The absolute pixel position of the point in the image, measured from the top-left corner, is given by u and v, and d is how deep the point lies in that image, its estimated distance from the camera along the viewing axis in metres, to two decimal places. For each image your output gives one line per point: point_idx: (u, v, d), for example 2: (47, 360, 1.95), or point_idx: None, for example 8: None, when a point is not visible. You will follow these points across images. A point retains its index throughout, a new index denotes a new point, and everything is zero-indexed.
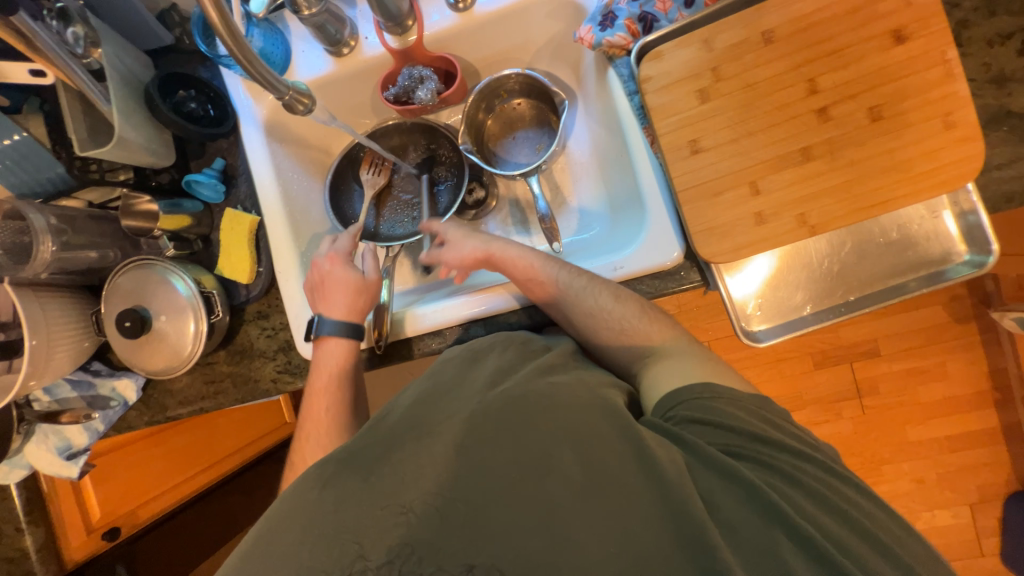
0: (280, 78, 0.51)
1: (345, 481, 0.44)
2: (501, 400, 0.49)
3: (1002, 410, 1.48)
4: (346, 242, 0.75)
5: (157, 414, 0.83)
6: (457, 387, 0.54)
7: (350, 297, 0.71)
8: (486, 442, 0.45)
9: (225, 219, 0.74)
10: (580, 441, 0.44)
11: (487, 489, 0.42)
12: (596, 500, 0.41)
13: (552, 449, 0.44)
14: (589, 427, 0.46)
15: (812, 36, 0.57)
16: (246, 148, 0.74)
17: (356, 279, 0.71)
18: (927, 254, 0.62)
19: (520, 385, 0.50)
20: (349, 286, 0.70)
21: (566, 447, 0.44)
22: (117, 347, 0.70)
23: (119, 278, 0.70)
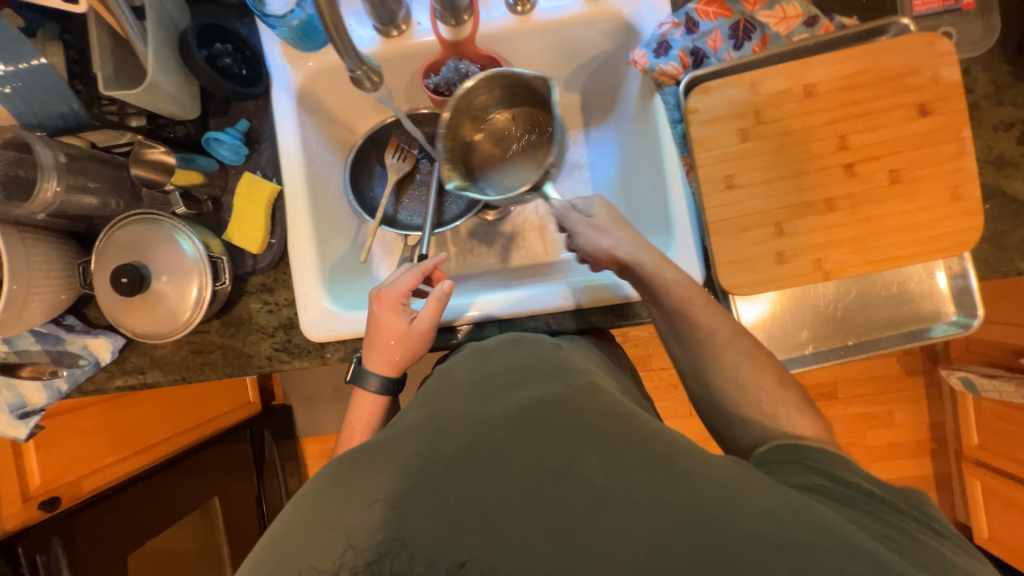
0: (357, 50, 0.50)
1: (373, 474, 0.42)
2: (518, 398, 0.47)
3: (936, 458, 1.62)
4: (406, 282, 0.67)
5: (132, 378, 0.77)
6: (473, 385, 0.53)
7: (392, 347, 0.67)
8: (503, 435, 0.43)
9: (243, 182, 0.70)
10: (600, 437, 0.42)
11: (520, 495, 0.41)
12: (624, 506, 0.38)
13: (571, 442, 0.42)
14: (613, 430, 0.43)
15: (848, 96, 0.61)
16: (275, 113, 0.71)
17: (402, 327, 0.66)
18: (920, 310, 0.67)
19: (539, 385, 0.50)
20: (393, 333, 0.67)
21: (585, 443, 0.41)
22: (104, 304, 0.65)
23: (115, 232, 0.65)
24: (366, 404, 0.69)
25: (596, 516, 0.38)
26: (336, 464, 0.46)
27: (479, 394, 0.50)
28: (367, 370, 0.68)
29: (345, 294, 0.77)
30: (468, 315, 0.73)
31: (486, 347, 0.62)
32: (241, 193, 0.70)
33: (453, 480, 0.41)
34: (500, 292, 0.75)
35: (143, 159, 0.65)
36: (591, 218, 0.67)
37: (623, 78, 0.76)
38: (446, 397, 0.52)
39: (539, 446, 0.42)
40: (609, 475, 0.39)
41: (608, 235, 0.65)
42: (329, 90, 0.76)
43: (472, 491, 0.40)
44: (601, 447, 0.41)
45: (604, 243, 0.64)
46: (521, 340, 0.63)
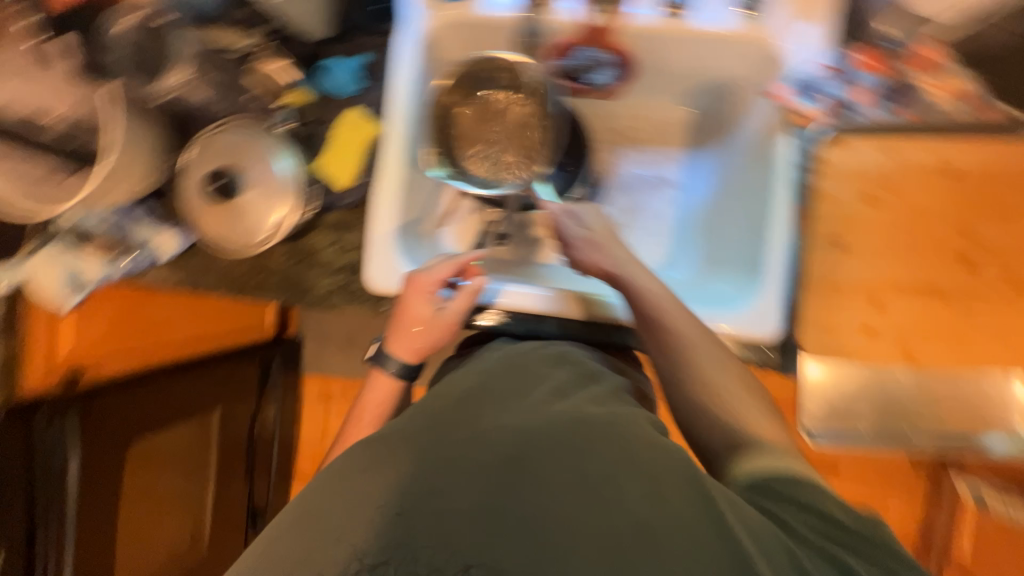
0: None
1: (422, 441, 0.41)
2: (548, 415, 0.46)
3: None
4: (444, 267, 0.66)
5: (190, 279, 0.77)
6: (502, 385, 0.52)
7: (416, 334, 0.65)
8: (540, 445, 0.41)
9: (348, 116, 0.70)
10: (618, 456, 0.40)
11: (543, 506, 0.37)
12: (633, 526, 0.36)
13: (613, 468, 0.39)
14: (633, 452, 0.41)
15: (988, 187, 0.59)
16: (396, 55, 0.70)
17: (429, 314, 0.65)
18: (991, 418, 0.65)
19: (571, 406, 0.48)
20: (418, 319, 0.65)
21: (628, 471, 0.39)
22: (193, 204, 0.66)
23: (219, 135, 0.66)
24: (375, 389, 0.66)
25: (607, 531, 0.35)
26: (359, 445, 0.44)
27: (516, 403, 0.49)
28: (388, 354, 0.66)
29: (414, 252, 0.75)
30: (498, 302, 0.71)
31: (526, 358, 0.61)
32: (343, 124, 0.70)
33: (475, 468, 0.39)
34: (524, 286, 0.73)
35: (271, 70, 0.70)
36: (587, 232, 0.67)
37: (747, 105, 0.72)
38: (479, 392, 0.51)
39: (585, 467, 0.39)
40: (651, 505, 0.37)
41: (600, 251, 0.65)
42: (451, 44, 0.72)
43: (501, 480, 0.38)
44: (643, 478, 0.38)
45: (594, 255, 0.65)
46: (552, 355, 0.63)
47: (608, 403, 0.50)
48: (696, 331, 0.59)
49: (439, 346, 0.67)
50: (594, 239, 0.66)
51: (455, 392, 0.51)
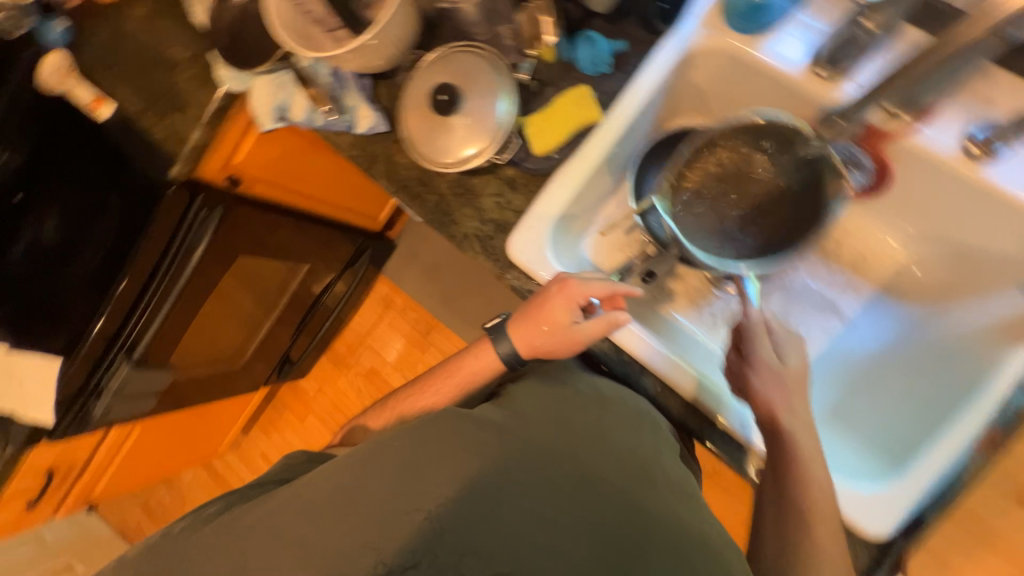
0: None
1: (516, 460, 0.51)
2: (601, 458, 0.56)
3: None
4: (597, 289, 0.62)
5: (363, 159, 0.82)
6: (582, 412, 0.59)
7: (539, 331, 0.63)
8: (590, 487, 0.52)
9: (576, 91, 0.69)
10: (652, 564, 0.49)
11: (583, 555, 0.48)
12: None
13: (643, 536, 0.50)
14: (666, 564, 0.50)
15: None
16: (657, 57, 0.67)
17: (562, 322, 0.62)
18: None
19: (622, 461, 0.57)
20: (549, 321, 0.62)
21: (659, 548, 0.50)
22: (411, 100, 0.70)
23: (459, 53, 0.69)
24: (475, 357, 0.67)
25: None
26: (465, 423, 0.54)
27: (584, 436, 0.57)
28: (505, 333, 0.66)
29: (561, 241, 0.74)
30: (622, 337, 0.66)
31: (614, 400, 0.62)
32: (568, 98, 0.69)
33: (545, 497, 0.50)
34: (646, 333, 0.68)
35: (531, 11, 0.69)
36: (783, 369, 0.60)
37: (986, 295, 0.67)
38: (563, 408, 0.59)
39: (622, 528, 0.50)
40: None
41: (784, 393, 0.59)
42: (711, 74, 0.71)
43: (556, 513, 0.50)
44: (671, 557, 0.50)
45: (777, 401, 0.59)
46: (641, 423, 0.62)
47: (659, 478, 0.57)
48: (810, 501, 0.55)
49: (557, 354, 0.64)
50: (782, 376, 0.60)
51: (544, 402, 0.59)
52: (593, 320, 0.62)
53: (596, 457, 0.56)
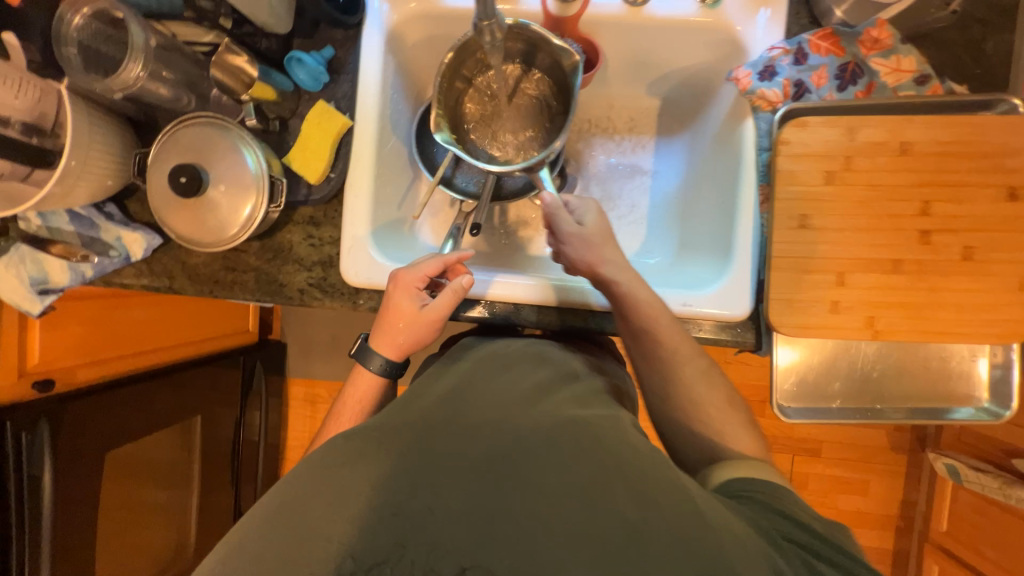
0: None
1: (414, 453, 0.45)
2: (537, 417, 0.49)
3: (899, 536, 1.65)
4: (429, 267, 0.66)
5: (158, 280, 0.76)
6: (493, 386, 0.55)
7: (399, 332, 0.65)
8: (534, 449, 0.45)
9: (315, 110, 0.69)
10: (599, 467, 0.44)
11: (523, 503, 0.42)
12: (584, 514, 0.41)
13: (598, 471, 0.44)
14: (613, 458, 0.45)
15: (944, 164, 0.60)
16: (362, 46, 0.69)
17: (413, 312, 0.65)
18: (953, 390, 0.67)
19: (556, 408, 0.51)
20: (403, 317, 0.65)
21: (616, 480, 0.43)
22: (157, 199, 0.64)
23: (180, 130, 0.64)
24: (358, 382, 0.66)
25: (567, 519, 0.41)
26: (355, 440, 0.47)
27: (505, 402, 0.52)
28: (371, 351, 0.66)
29: (390, 243, 0.75)
30: (492, 292, 0.73)
31: (511, 357, 0.62)
32: (311, 122, 0.69)
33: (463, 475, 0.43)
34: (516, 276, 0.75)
35: (235, 63, 0.63)
36: (583, 230, 0.66)
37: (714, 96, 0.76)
38: (470, 390, 0.54)
39: (573, 476, 0.43)
40: (642, 516, 0.41)
41: (593, 251, 0.65)
42: (418, 36, 0.74)
43: (479, 476, 0.43)
44: (632, 486, 0.43)
45: (587, 256, 0.65)
46: (535, 352, 0.65)
47: (591, 401, 0.54)
48: (658, 341, 0.63)
49: (423, 343, 0.67)
50: (586, 236, 0.65)
51: (442, 396, 0.53)
52: (441, 295, 0.65)
53: (527, 416, 0.50)
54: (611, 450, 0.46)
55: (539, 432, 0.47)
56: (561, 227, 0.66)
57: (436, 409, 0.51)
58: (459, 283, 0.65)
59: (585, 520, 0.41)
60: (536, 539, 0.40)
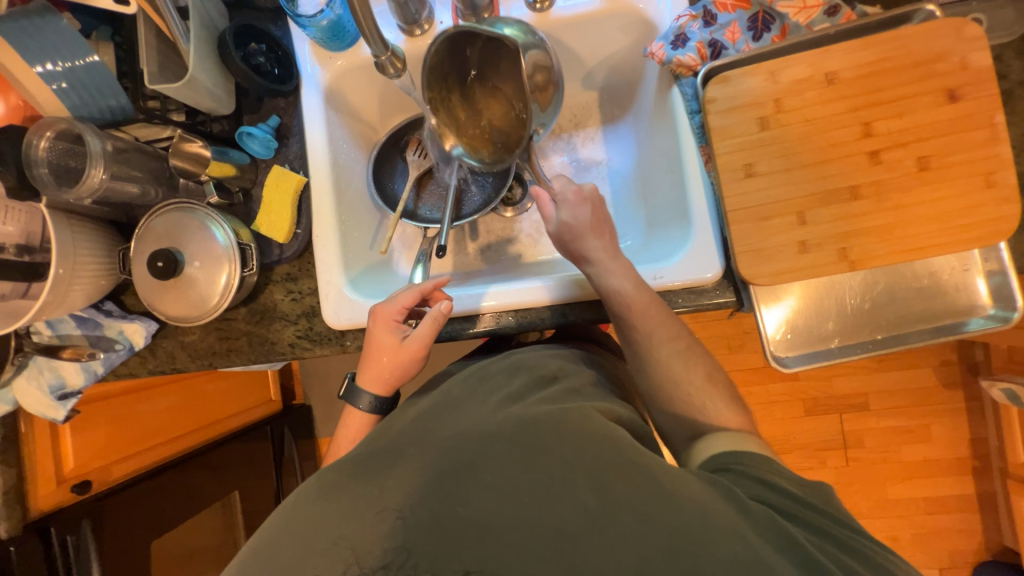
0: (381, 35, 0.51)
1: (402, 472, 0.46)
2: (506, 418, 0.50)
3: (979, 478, 1.53)
4: (406, 297, 0.68)
5: (163, 363, 0.80)
6: (468, 400, 0.57)
7: (384, 366, 0.67)
8: (501, 450, 0.46)
9: (273, 174, 0.74)
10: (579, 461, 0.44)
11: (506, 508, 0.42)
12: (564, 507, 0.42)
13: (573, 469, 0.43)
14: (595, 448, 0.45)
15: (873, 83, 0.60)
16: (303, 109, 0.75)
17: (395, 344, 0.67)
18: (954, 304, 0.64)
19: (533, 408, 0.52)
20: (385, 351, 0.67)
21: (584, 473, 0.43)
22: (142, 287, 0.69)
23: (154, 220, 0.69)
24: (354, 417, 0.68)
25: (550, 516, 0.42)
26: (331, 470, 0.49)
27: (480, 413, 0.53)
28: (360, 389, 0.68)
29: (367, 283, 0.79)
30: (485, 306, 0.73)
31: (487, 369, 0.63)
32: (270, 186, 0.74)
33: (450, 493, 0.44)
34: (509, 284, 0.74)
35: (194, 149, 0.67)
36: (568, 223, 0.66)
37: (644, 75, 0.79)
38: (445, 407, 0.56)
39: (541, 473, 0.44)
40: (609, 503, 0.42)
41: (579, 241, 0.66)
42: (354, 88, 0.80)
43: (463, 490, 0.44)
44: (598, 476, 0.43)
45: (575, 246, 0.67)
46: (517, 358, 0.65)
47: (563, 395, 0.55)
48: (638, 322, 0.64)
49: (409, 376, 0.68)
50: (577, 228, 0.66)
51: (417, 419, 0.55)
52: (418, 331, 0.67)
53: (496, 419, 0.50)
54: (579, 442, 0.46)
55: (507, 432, 0.48)
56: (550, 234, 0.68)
57: (412, 431, 0.52)
58: (436, 309, 0.66)
59: (551, 514, 0.42)
60: (516, 541, 0.41)
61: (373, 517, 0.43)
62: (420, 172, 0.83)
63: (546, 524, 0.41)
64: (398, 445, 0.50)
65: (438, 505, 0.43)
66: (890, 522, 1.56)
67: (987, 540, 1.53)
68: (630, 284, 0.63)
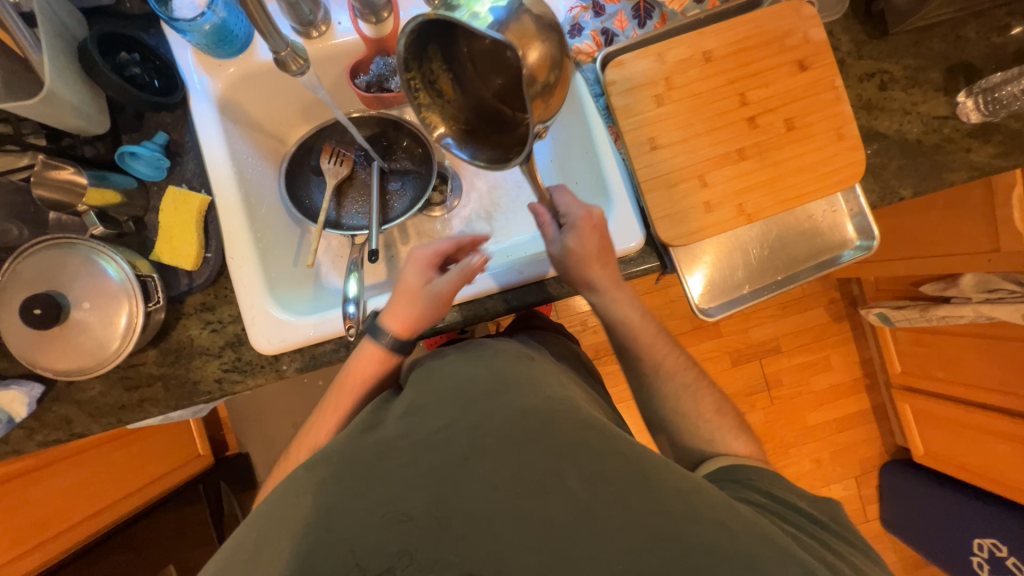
0: (280, 30, 0.48)
1: (400, 485, 0.50)
2: (501, 414, 0.56)
3: (871, 393, 1.80)
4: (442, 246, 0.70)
5: (55, 432, 0.68)
6: (454, 396, 0.61)
7: (405, 304, 0.66)
8: (494, 452, 0.52)
9: (167, 197, 0.66)
10: (568, 455, 0.52)
11: (502, 502, 0.49)
12: (554, 495, 0.49)
13: (559, 463, 0.51)
14: (580, 445, 0.53)
15: (740, 59, 0.69)
16: (195, 123, 0.68)
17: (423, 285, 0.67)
18: (829, 241, 0.76)
19: (518, 404, 0.58)
20: (412, 288, 0.67)
21: (570, 467, 0.51)
22: (14, 343, 0.58)
23: (21, 264, 0.58)
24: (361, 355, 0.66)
25: (540, 502, 0.49)
26: (320, 467, 0.54)
27: (467, 407, 0.58)
28: (384, 326, 0.66)
29: (295, 301, 0.74)
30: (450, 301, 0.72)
31: (462, 354, 0.70)
32: (167, 208, 0.66)
33: (449, 502, 0.49)
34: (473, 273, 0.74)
35: (65, 177, 0.59)
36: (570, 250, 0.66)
37: None
38: (431, 406, 0.60)
39: (528, 469, 0.51)
40: (590, 491, 0.49)
41: (578, 272, 0.67)
42: (251, 97, 0.74)
43: (461, 496, 0.49)
44: (582, 468, 0.51)
45: (580, 275, 0.67)
46: (485, 347, 0.72)
47: (543, 390, 0.62)
48: (635, 335, 0.72)
49: (435, 320, 0.68)
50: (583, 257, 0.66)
51: (397, 425, 0.58)
52: (453, 273, 0.66)
53: (486, 418, 0.56)
54: (565, 436, 0.54)
55: (501, 433, 0.54)
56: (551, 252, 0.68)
57: (394, 441, 0.55)
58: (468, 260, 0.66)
59: (541, 502, 0.49)
60: (508, 524, 0.47)
61: (378, 530, 0.47)
62: (338, 180, 0.81)
63: (535, 508, 0.48)
64: (390, 462, 0.53)
65: (442, 516, 0.48)
66: (813, 446, 1.78)
67: (885, 444, 1.81)
68: (628, 315, 0.71)
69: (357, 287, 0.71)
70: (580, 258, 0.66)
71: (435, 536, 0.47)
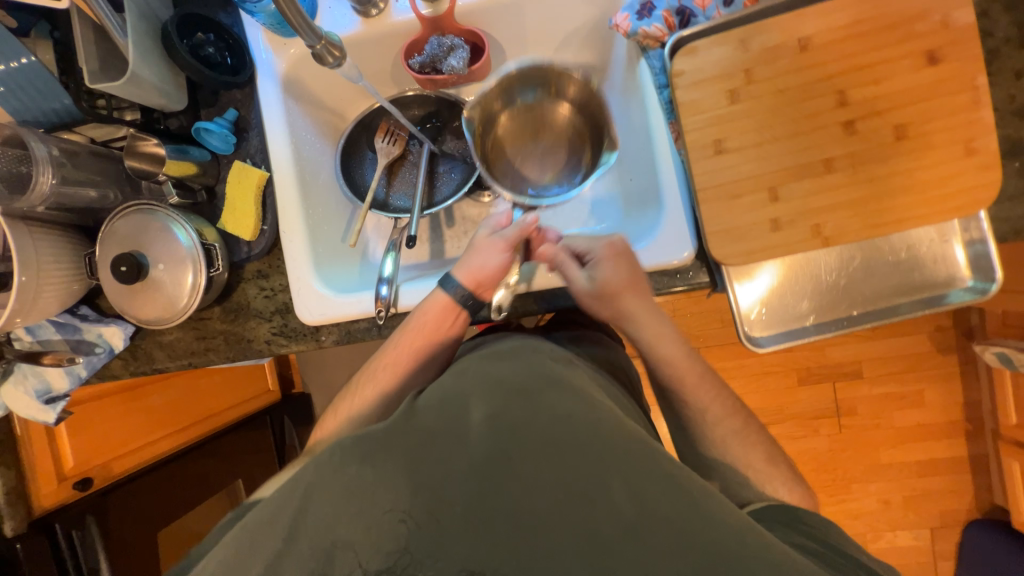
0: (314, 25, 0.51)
1: (432, 474, 0.46)
2: (548, 415, 0.49)
3: (971, 440, 1.54)
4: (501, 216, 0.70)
5: (143, 365, 0.80)
6: (493, 388, 0.53)
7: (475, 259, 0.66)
8: (533, 453, 0.46)
9: (233, 171, 0.72)
10: (622, 468, 0.45)
11: (533, 515, 0.44)
12: (590, 510, 0.44)
13: (603, 478, 0.45)
14: (631, 460, 0.46)
15: (847, 48, 0.57)
16: (260, 102, 0.72)
17: (485, 241, 0.67)
18: (932, 276, 0.63)
19: (562, 403, 0.51)
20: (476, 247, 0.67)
21: (618, 480, 0.45)
22: (109, 291, 0.68)
23: (117, 223, 0.67)
24: (432, 308, 0.66)
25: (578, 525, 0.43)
26: (364, 444, 0.48)
27: (501, 397, 0.52)
28: (458, 277, 0.66)
29: (338, 278, 0.78)
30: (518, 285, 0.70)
31: (499, 346, 0.65)
32: (232, 183, 0.72)
33: (482, 505, 0.44)
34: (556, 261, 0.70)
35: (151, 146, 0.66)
36: (592, 286, 0.62)
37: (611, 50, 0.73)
38: (468, 388, 0.54)
39: (574, 477, 0.45)
40: (639, 510, 0.43)
41: (605, 305, 0.63)
42: (315, 75, 0.77)
43: (495, 501, 0.44)
44: (631, 484, 0.45)
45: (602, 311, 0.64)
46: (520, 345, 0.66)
47: (587, 395, 0.54)
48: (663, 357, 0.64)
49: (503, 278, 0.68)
50: (610, 282, 0.62)
51: (440, 414, 0.51)
52: (511, 229, 0.67)
53: (525, 414, 0.50)
54: (611, 445, 0.47)
55: (541, 429, 0.48)
56: (575, 289, 0.64)
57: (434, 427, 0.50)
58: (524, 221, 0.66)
59: (586, 518, 0.43)
60: (534, 538, 0.43)
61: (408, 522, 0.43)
62: (389, 160, 0.80)
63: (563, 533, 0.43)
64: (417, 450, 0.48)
65: (474, 517, 0.44)
66: (882, 485, 1.58)
67: (978, 500, 1.55)
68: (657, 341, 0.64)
69: (393, 268, 0.73)
70: (602, 286, 0.62)
71: (467, 537, 0.43)
